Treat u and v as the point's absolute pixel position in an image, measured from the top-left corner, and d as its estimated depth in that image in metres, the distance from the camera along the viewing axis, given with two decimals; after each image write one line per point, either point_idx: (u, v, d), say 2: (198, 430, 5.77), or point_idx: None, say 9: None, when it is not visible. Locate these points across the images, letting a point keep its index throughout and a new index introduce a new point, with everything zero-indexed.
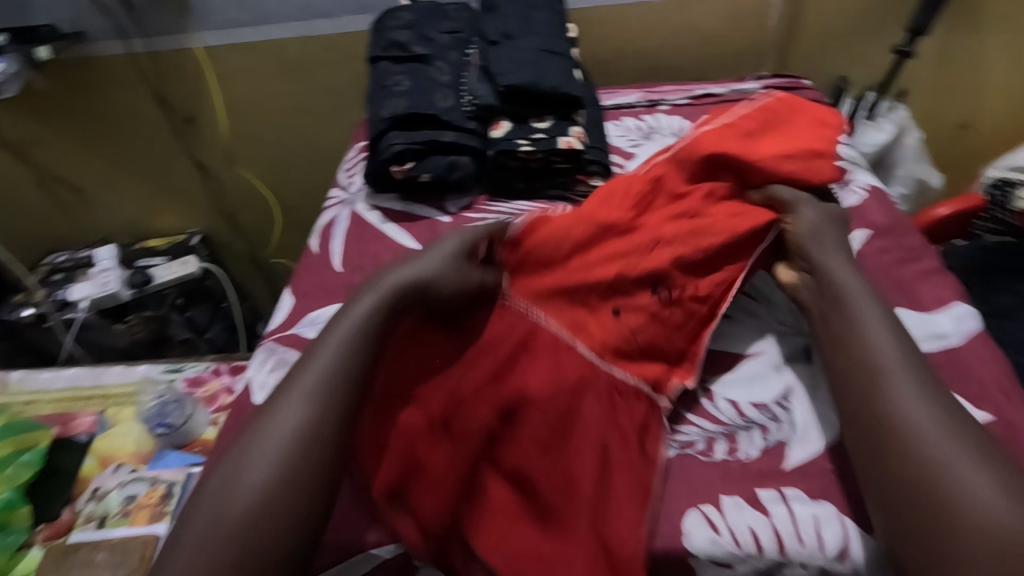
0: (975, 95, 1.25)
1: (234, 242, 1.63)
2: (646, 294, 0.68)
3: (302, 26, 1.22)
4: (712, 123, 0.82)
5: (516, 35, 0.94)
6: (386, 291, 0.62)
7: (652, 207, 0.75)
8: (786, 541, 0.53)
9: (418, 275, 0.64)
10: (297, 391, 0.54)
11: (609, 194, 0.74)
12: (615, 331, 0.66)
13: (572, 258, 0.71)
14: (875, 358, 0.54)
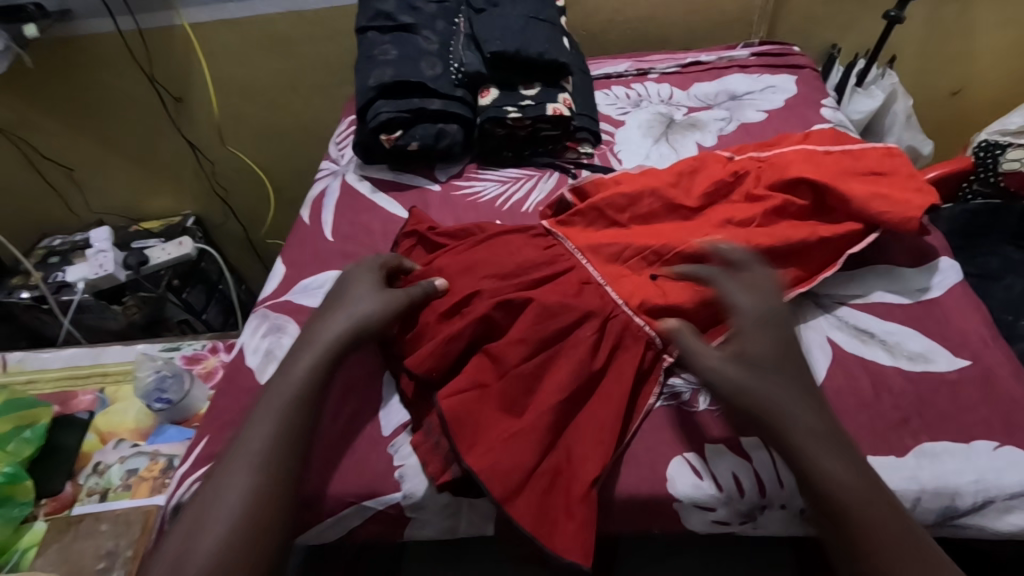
0: (965, 61, 1.25)
1: (228, 223, 1.63)
2: (684, 262, 0.66)
3: (289, 0, 1.21)
4: (822, 139, 0.77)
5: (502, 3, 0.94)
6: (316, 337, 0.61)
7: (727, 198, 0.73)
8: (765, 483, 0.55)
9: (342, 309, 0.63)
10: (249, 443, 0.54)
11: (689, 182, 0.75)
12: (648, 296, 0.63)
13: (631, 221, 0.74)
14: (815, 461, 0.48)
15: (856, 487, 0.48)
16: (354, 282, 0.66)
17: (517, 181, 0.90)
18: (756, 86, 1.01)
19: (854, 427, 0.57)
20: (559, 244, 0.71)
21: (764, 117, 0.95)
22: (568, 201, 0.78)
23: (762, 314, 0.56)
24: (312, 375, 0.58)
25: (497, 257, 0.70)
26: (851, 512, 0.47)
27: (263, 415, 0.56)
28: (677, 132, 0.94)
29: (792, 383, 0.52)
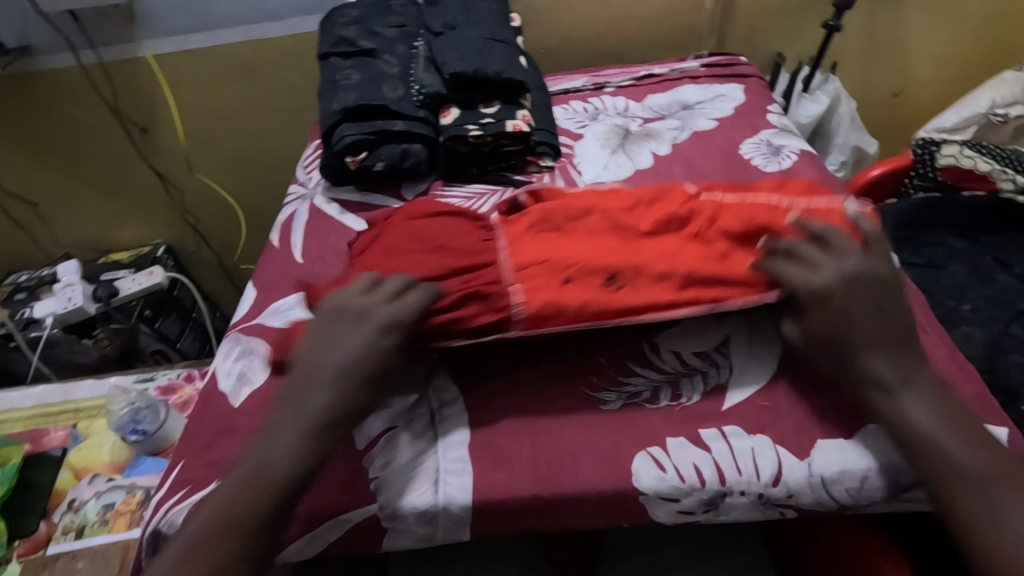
0: (903, 65, 1.33)
1: (199, 251, 1.63)
2: (602, 275, 0.66)
3: (253, 29, 1.23)
4: (794, 190, 0.74)
5: (459, 26, 0.98)
6: (319, 379, 0.57)
7: (679, 230, 0.71)
8: (725, 473, 0.57)
9: (333, 358, 0.57)
10: (252, 458, 0.55)
11: (644, 211, 0.74)
12: (552, 294, 0.64)
13: (574, 228, 0.72)
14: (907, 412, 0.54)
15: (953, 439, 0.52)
16: (352, 322, 0.59)
17: (481, 196, 0.93)
18: (707, 95, 1.06)
19: (805, 414, 0.60)
20: (496, 239, 0.72)
21: (714, 124, 0.99)
22: (522, 200, 0.79)
23: (844, 286, 0.58)
24: (315, 416, 0.55)
25: (440, 245, 0.69)
26: (944, 467, 0.51)
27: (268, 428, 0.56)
28: (634, 142, 0.98)
29: (865, 331, 0.56)
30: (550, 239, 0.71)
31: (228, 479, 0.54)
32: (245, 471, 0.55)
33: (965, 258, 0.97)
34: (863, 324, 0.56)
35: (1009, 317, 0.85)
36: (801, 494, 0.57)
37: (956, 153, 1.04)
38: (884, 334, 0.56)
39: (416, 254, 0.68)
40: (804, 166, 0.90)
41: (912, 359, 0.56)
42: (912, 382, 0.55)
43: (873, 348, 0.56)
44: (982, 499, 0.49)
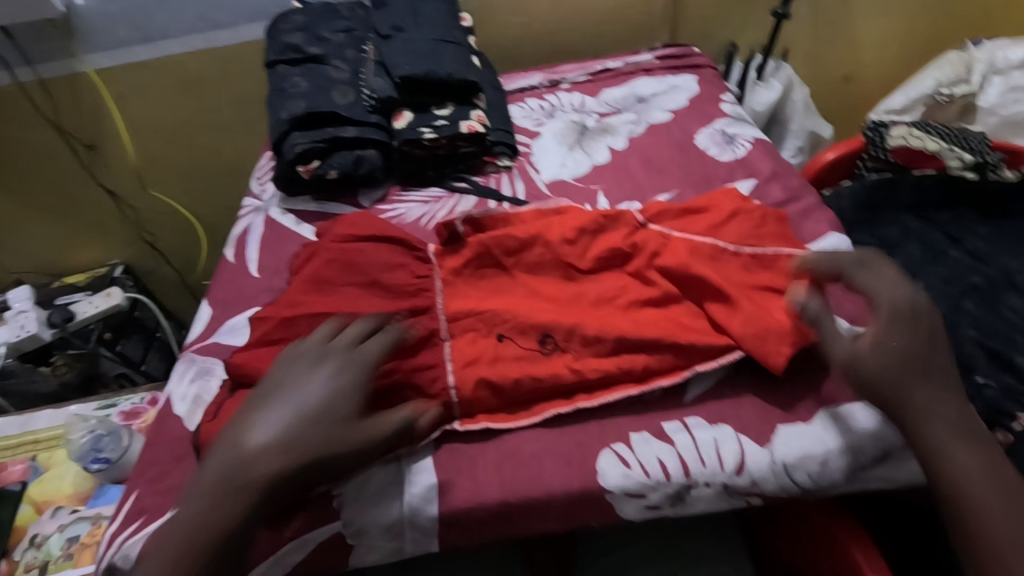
0: (851, 49, 1.35)
1: (159, 269, 1.58)
2: (535, 336, 0.65)
3: (199, 39, 1.20)
4: (737, 233, 0.70)
5: (407, 28, 0.96)
6: (276, 424, 0.53)
7: (622, 267, 0.71)
8: (689, 465, 0.58)
9: (293, 402, 0.54)
10: (202, 499, 0.50)
11: (588, 242, 0.73)
12: (482, 372, 0.63)
13: (513, 266, 0.73)
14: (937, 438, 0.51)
15: (980, 474, 0.49)
16: (310, 368, 0.56)
17: (440, 200, 0.92)
18: (662, 87, 1.06)
19: (766, 401, 0.61)
20: (431, 276, 0.73)
21: (669, 116, 1.00)
22: (460, 231, 0.76)
23: (896, 333, 0.54)
24: (271, 462, 0.51)
25: (379, 280, 0.71)
26: (971, 500, 0.48)
27: (219, 458, 0.52)
28: (590, 138, 0.98)
29: (900, 359, 0.53)
30: (490, 281, 0.73)
31: (169, 534, 0.49)
32: (206, 494, 0.50)
33: (919, 236, 0.99)
34: (905, 355, 0.53)
35: (961, 292, 0.87)
36: (764, 481, 0.57)
37: (905, 134, 1.06)
38: (920, 360, 0.53)
39: (349, 288, 0.71)
40: (758, 153, 0.90)
41: (938, 385, 0.53)
42: (943, 405, 0.52)
43: (906, 378, 0.52)
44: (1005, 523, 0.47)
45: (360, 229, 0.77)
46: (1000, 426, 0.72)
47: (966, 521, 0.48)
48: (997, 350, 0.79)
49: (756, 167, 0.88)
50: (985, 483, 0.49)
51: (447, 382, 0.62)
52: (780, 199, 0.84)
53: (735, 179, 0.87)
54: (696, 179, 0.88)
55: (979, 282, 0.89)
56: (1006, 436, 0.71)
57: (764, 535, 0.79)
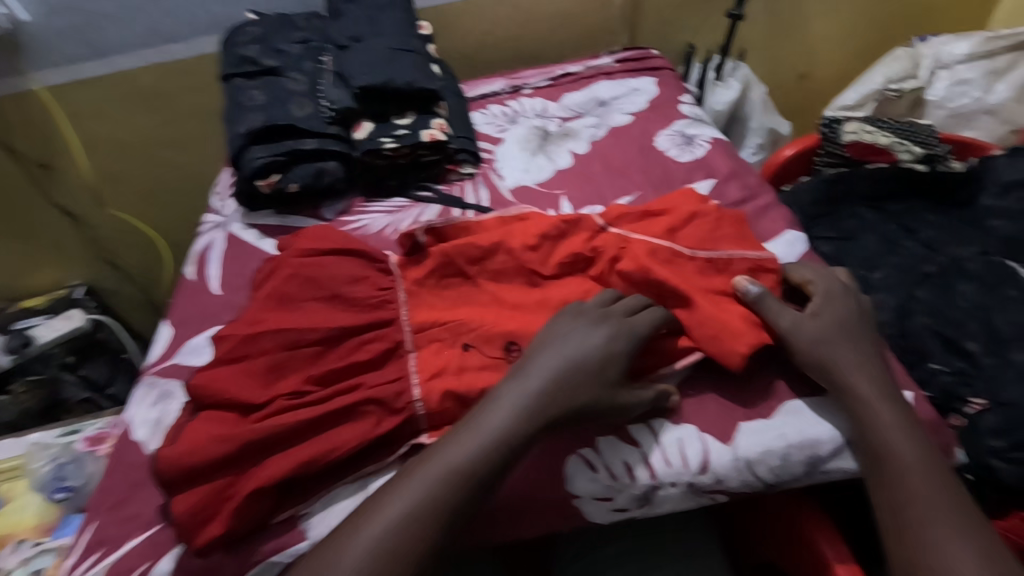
0: (805, 48, 1.39)
1: (122, 288, 1.52)
2: (500, 344, 0.67)
3: (154, 53, 1.17)
4: (693, 235, 0.71)
5: (364, 38, 0.95)
6: (510, 401, 0.56)
7: (584, 271, 0.73)
8: (655, 466, 0.58)
9: (566, 357, 0.58)
10: (449, 457, 0.54)
11: (551, 247, 0.74)
12: (448, 384, 0.64)
13: (478, 274, 0.74)
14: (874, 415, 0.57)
15: (897, 431, 0.56)
16: (589, 325, 0.60)
17: (404, 209, 0.92)
18: (622, 90, 1.07)
19: (727, 398, 0.62)
20: (394, 288, 0.73)
21: (630, 119, 1.01)
22: (423, 241, 0.76)
23: (831, 331, 0.61)
24: (496, 439, 0.54)
25: (341, 293, 0.71)
26: (889, 452, 0.55)
27: (463, 433, 0.55)
28: (553, 143, 0.99)
29: (839, 347, 0.60)
30: (455, 290, 0.73)
31: (419, 481, 0.53)
32: (476, 443, 0.54)
33: (875, 228, 1.02)
34: (839, 329, 0.62)
35: (916, 281, 0.90)
36: (728, 478, 0.58)
37: (858, 130, 1.09)
38: (850, 334, 0.62)
39: (314, 304, 0.70)
40: (717, 153, 0.92)
41: (867, 355, 0.60)
42: (870, 372, 0.59)
43: (837, 346, 0.61)
44: (918, 497, 0.52)
45: (321, 242, 0.76)
46: (954, 411, 0.76)
47: (881, 470, 0.55)
48: (949, 337, 0.81)
49: (715, 167, 0.90)
50: (900, 439, 0.55)
51: (412, 396, 0.63)
52: (739, 198, 0.86)
53: (695, 179, 0.89)
54: (657, 180, 0.90)
55: (931, 271, 0.92)
56: (959, 420, 0.75)
57: (736, 527, 0.80)
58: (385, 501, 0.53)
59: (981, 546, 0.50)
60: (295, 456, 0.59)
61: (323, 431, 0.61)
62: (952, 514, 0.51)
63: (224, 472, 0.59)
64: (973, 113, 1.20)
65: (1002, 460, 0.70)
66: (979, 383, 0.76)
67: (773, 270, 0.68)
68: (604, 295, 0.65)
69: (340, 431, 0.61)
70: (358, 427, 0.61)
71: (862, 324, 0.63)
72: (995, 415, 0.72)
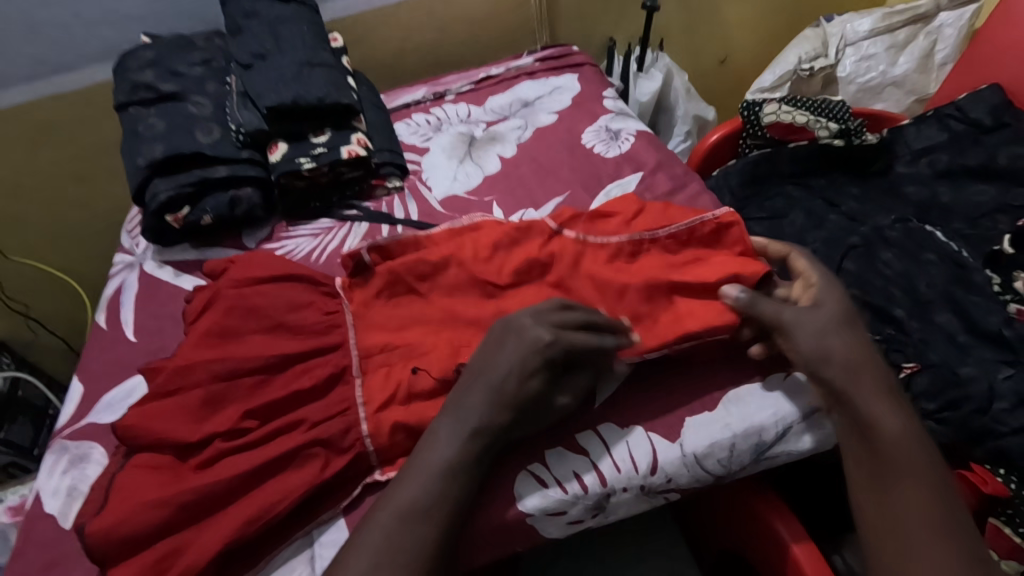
0: (721, 34, 1.42)
1: (38, 340, 1.38)
2: (450, 364, 0.62)
3: (42, 85, 1.07)
4: (650, 222, 0.71)
5: (269, 54, 0.90)
6: (458, 429, 0.54)
7: (541, 278, 0.69)
8: (604, 474, 0.58)
9: (493, 380, 0.55)
10: (412, 489, 0.52)
11: (505, 257, 0.70)
12: (397, 415, 0.60)
13: (428, 288, 0.70)
14: (866, 400, 0.55)
15: (904, 446, 0.53)
16: (512, 338, 0.57)
17: (331, 230, 0.88)
18: (544, 89, 1.06)
19: (674, 397, 0.62)
20: (341, 310, 0.69)
21: (555, 117, 1.00)
22: (367, 261, 0.71)
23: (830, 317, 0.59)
24: (453, 470, 0.53)
25: (284, 323, 0.67)
26: (894, 469, 0.53)
27: (410, 474, 0.53)
28: (480, 148, 0.97)
29: (832, 334, 0.58)
30: (407, 310, 0.69)
31: (377, 525, 0.51)
32: (430, 482, 0.52)
33: (801, 205, 1.05)
34: (840, 322, 0.59)
35: (842, 254, 0.92)
36: (678, 476, 0.59)
37: (777, 111, 1.09)
38: (854, 332, 0.59)
39: (258, 335, 0.66)
40: (642, 145, 0.92)
41: (874, 362, 0.57)
42: (878, 379, 0.57)
43: (845, 350, 0.57)
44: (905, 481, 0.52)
45: (259, 269, 0.71)
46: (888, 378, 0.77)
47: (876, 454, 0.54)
48: (878, 306, 0.84)
49: (642, 159, 0.90)
50: (909, 455, 0.53)
51: (361, 433, 0.60)
52: (668, 190, 0.86)
53: (624, 173, 0.89)
54: (586, 177, 0.89)
55: (856, 243, 0.94)
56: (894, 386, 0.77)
57: (697, 515, 0.81)
58: (361, 539, 0.51)
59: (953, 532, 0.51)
60: (237, 515, 0.54)
61: (268, 480, 0.57)
62: (929, 495, 0.52)
63: (165, 539, 0.54)
64: (880, 86, 1.25)
65: (935, 420, 0.73)
66: (909, 348, 0.80)
67: (734, 222, 0.67)
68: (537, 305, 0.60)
69: (285, 480, 0.57)
70: (305, 474, 0.57)
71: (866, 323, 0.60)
72: (925, 377, 0.75)
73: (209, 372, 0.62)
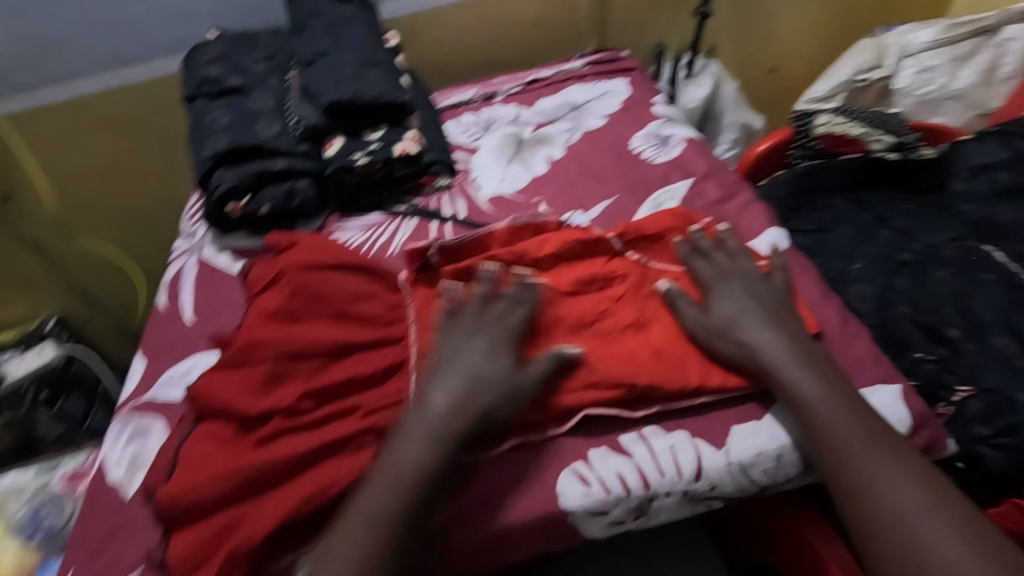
0: (773, 42, 1.40)
1: (93, 318, 1.45)
2: None
3: (115, 76, 1.13)
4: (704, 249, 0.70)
5: (329, 52, 0.93)
6: (422, 434, 0.56)
7: (599, 292, 0.70)
8: (648, 477, 0.59)
9: (449, 380, 0.59)
10: (383, 489, 0.54)
11: (561, 268, 0.72)
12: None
13: None
14: (764, 360, 0.60)
15: (813, 387, 0.58)
16: (468, 343, 0.61)
17: (382, 224, 0.90)
18: (594, 93, 1.07)
19: (718, 406, 0.63)
20: (404, 306, 0.71)
21: (604, 122, 1.00)
22: (434, 261, 0.73)
23: (728, 302, 0.65)
24: (421, 475, 0.54)
25: (345, 314, 0.69)
26: (841, 451, 0.55)
27: (378, 476, 0.55)
28: (528, 150, 0.98)
29: (736, 317, 0.63)
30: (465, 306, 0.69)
31: (352, 521, 0.53)
32: (392, 485, 0.54)
33: (850, 219, 1.02)
34: (746, 318, 0.63)
35: (894, 270, 0.90)
36: (722, 483, 0.59)
37: (830, 121, 1.09)
38: (762, 319, 0.63)
39: (319, 321, 0.68)
40: (693, 152, 0.92)
41: (771, 320, 0.63)
42: (774, 332, 0.62)
43: (742, 317, 0.63)
44: (822, 418, 0.57)
45: (320, 255, 0.73)
46: (940, 400, 0.76)
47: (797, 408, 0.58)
48: (931, 325, 0.82)
49: (692, 166, 0.90)
50: (814, 402, 0.57)
51: None
52: (717, 198, 0.85)
53: (673, 179, 0.89)
54: (634, 182, 0.89)
55: (908, 259, 0.91)
56: (947, 409, 0.75)
57: (728, 528, 0.81)
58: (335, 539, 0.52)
59: (878, 444, 0.55)
60: (293, 493, 0.57)
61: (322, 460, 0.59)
62: (852, 422, 0.56)
63: (224, 510, 0.57)
64: (939, 100, 1.22)
65: (989, 446, 0.72)
66: (963, 369, 0.78)
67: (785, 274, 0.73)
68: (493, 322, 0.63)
69: (339, 464, 0.59)
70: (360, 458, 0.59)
71: (761, 298, 0.65)
72: (980, 401, 0.74)
73: (274, 353, 0.64)
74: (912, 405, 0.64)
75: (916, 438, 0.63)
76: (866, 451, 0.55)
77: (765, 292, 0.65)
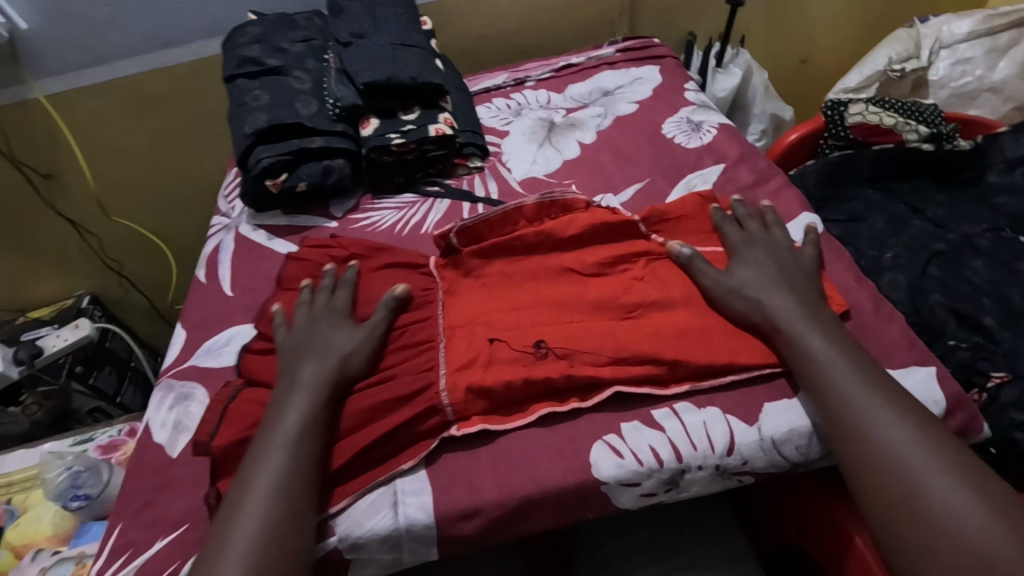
0: (805, 33, 1.38)
1: (127, 296, 1.49)
2: (529, 339, 0.64)
3: (156, 58, 1.15)
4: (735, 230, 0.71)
5: (366, 34, 0.94)
6: (300, 395, 0.61)
7: (624, 273, 0.71)
8: (680, 450, 0.60)
9: (312, 353, 0.65)
10: (273, 446, 0.58)
11: (589, 248, 0.73)
12: (473, 376, 0.62)
13: (512, 266, 0.73)
14: (772, 321, 0.62)
15: (826, 348, 0.60)
16: (323, 326, 0.67)
17: (414, 205, 0.91)
18: (625, 80, 1.07)
19: (751, 381, 0.63)
20: (435, 287, 0.72)
21: (635, 107, 1.01)
22: (456, 243, 0.74)
23: (741, 267, 0.67)
24: (306, 425, 0.59)
25: (362, 303, 0.71)
26: (849, 407, 0.56)
27: (267, 437, 0.58)
28: (559, 134, 0.98)
29: (760, 284, 0.65)
30: (493, 287, 0.71)
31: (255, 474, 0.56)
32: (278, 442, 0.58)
33: (883, 209, 1.01)
34: (761, 283, 0.65)
35: (927, 259, 0.89)
36: (754, 458, 0.60)
37: (863, 111, 1.08)
38: (779, 283, 0.65)
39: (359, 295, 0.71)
40: (725, 137, 0.92)
41: (791, 287, 0.65)
42: (793, 300, 0.64)
43: (762, 284, 0.65)
44: (835, 378, 0.58)
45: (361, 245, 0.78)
46: (975, 386, 0.75)
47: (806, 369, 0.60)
48: (966, 313, 0.81)
49: (725, 151, 0.90)
50: (821, 362, 0.59)
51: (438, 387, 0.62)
52: (749, 182, 0.85)
53: (705, 164, 0.89)
54: (666, 166, 0.90)
55: (942, 248, 0.91)
56: (981, 395, 0.75)
57: (757, 506, 0.82)
58: (241, 491, 0.56)
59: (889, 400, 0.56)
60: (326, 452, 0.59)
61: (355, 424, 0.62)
62: (863, 380, 0.57)
63: None
64: (976, 92, 1.20)
65: None
66: (998, 357, 0.77)
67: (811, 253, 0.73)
68: (333, 312, 0.69)
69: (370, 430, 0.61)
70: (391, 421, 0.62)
71: (782, 270, 0.67)
72: (1015, 387, 0.73)
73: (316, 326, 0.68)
74: (947, 388, 0.63)
75: (950, 421, 0.63)
76: (875, 407, 0.56)
77: (792, 264, 0.68)
